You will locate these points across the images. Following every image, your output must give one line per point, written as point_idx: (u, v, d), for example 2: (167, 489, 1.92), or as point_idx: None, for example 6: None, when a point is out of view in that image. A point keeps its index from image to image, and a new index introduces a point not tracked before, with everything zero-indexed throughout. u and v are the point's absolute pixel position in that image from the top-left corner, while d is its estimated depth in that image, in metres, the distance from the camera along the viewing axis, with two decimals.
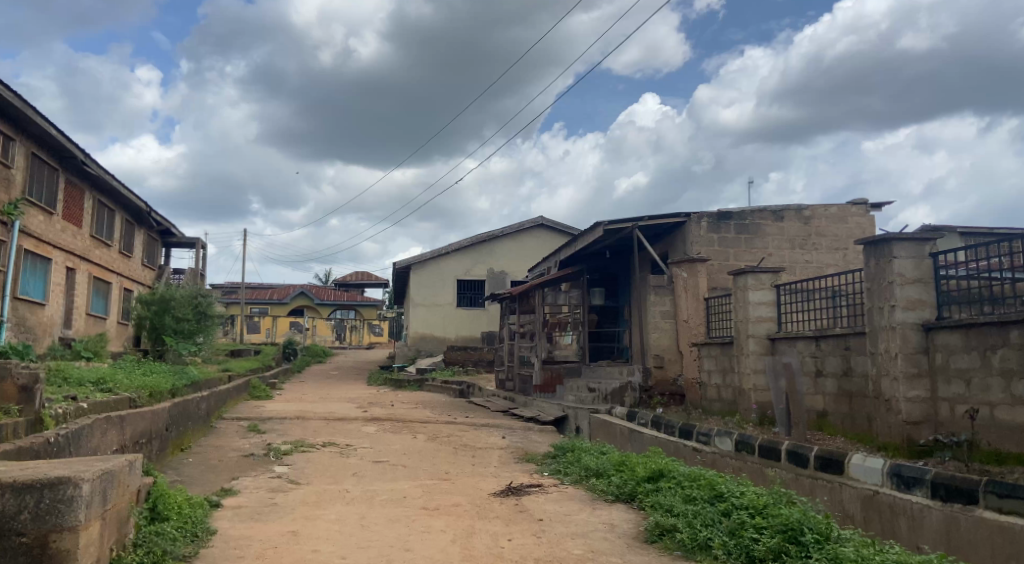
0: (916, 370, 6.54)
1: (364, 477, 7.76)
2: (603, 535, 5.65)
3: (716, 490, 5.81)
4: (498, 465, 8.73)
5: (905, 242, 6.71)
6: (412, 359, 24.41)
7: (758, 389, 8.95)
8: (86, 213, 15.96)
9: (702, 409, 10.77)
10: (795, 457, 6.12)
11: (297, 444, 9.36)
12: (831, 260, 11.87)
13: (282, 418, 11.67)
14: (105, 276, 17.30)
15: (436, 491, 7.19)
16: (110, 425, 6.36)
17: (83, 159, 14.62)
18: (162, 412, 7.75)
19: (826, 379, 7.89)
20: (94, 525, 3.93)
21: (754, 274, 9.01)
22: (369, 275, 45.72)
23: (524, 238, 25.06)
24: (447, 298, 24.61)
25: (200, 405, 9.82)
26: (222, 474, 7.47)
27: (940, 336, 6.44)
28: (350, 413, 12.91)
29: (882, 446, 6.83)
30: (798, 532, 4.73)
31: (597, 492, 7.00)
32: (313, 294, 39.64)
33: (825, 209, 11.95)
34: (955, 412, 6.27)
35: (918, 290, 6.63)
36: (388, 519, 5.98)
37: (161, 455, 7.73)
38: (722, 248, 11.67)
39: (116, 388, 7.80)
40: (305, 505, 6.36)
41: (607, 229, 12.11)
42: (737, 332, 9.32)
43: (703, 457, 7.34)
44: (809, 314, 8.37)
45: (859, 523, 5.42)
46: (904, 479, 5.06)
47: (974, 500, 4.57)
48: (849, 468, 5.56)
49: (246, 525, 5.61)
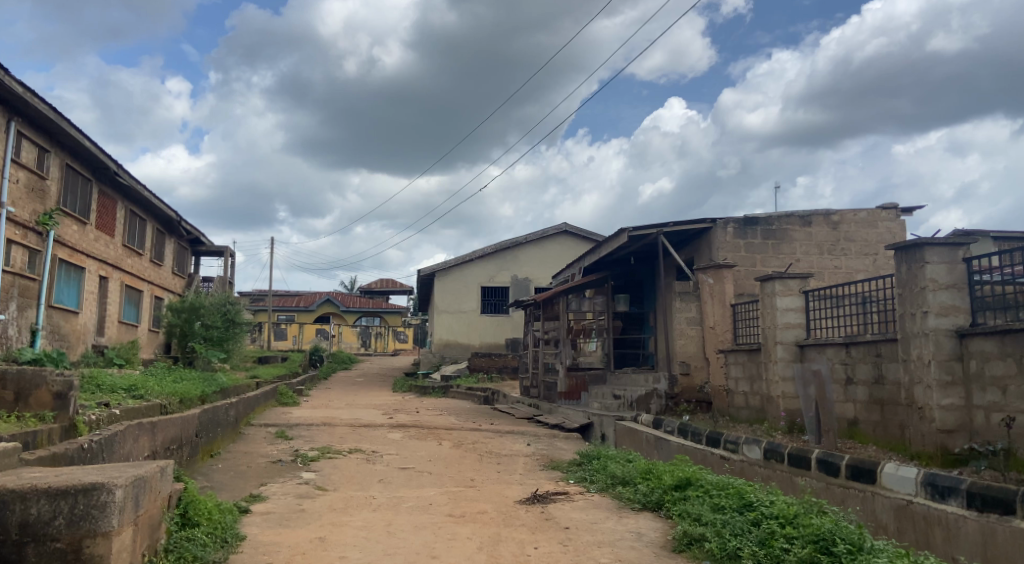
0: (950, 378, 6.42)
1: (390, 484, 7.78)
2: (631, 543, 5.61)
3: (745, 499, 5.75)
4: (523, 473, 8.71)
5: (938, 247, 6.60)
6: (436, 365, 24.41)
7: (786, 397, 8.84)
8: (118, 222, 16.24)
9: (729, 416, 10.62)
10: (826, 466, 6.02)
11: (325, 451, 9.41)
12: (860, 265, 11.72)
13: (308, 424, 11.74)
14: (136, 284, 17.58)
15: (462, 498, 7.20)
16: (142, 431, 6.44)
17: (116, 170, 14.93)
18: (192, 418, 7.85)
19: (857, 386, 7.77)
20: (127, 530, 3.98)
21: (782, 280, 8.90)
22: (394, 283, 46.11)
23: (548, 245, 25.07)
24: (471, 305, 24.67)
25: (229, 412, 9.91)
26: (250, 480, 7.54)
27: (974, 342, 6.32)
28: (375, 420, 12.99)
29: (915, 455, 6.70)
30: (829, 543, 4.65)
31: (624, 500, 6.96)
32: (339, 302, 40.03)
33: (855, 214, 11.80)
34: (990, 420, 6.14)
35: (951, 296, 6.52)
36: (415, 526, 5.99)
37: (192, 461, 7.81)
38: (748, 253, 11.57)
39: (148, 395, 7.92)
40: (331, 511, 6.39)
41: (632, 235, 12.02)
42: (764, 338, 9.20)
43: (732, 465, 7.27)
44: (839, 320, 8.25)
45: (893, 533, 5.32)
46: (938, 488, 4.97)
47: (1012, 511, 4.46)
48: (882, 477, 5.45)
49: (275, 531, 5.65)
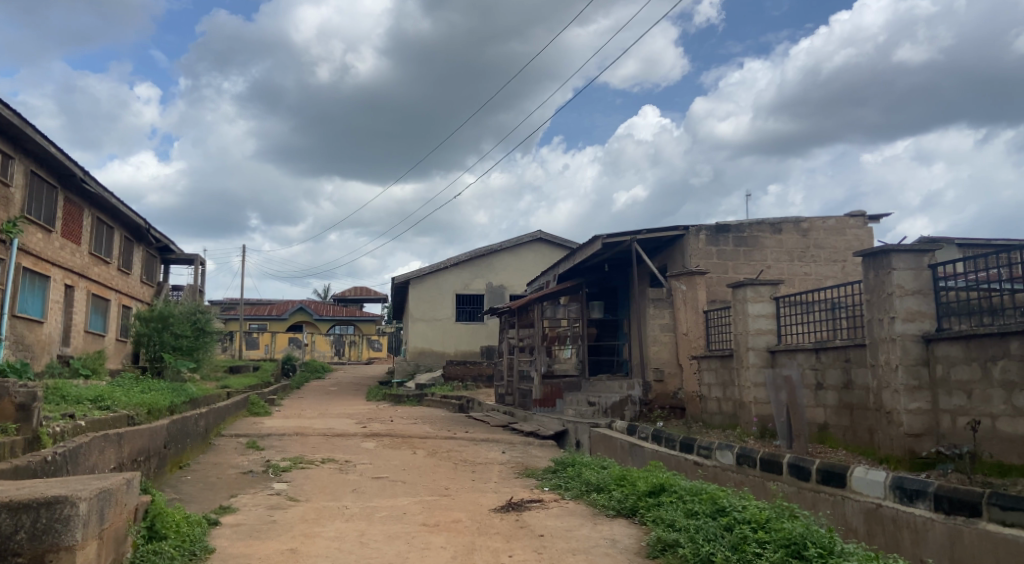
0: (917, 383, 6.53)
1: (364, 493, 7.72)
2: (606, 550, 5.62)
3: (718, 504, 5.78)
4: (498, 481, 8.67)
5: (903, 254, 6.71)
6: (411, 373, 24.23)
7: (758, 402, 8.90)
8: (85, 230, 15.98)
9: (702, 422, 10.69)
10: (797, 470, 6.08)
11: (297, 461, 9.32)
12: (830, 272, 11.91)
13: (281, 434, 11.61)
14: (103, 293, 17.29)
15: (436, 507, 7.14)
16: (108, 443, 6.32)
17: (82, 177, 14.66)
18: (161, 429, 7.72)
19: (827, 391, 7.86)
20: (91, 544, 3.90)
21: (753, 286, 9.01)
22: (368, 291, 45.95)
23: (522, 253, 25.11)
24: (446, 312, 24.60)
25: (199, 422, 9.76)
26: (221, 492, 7.43)
27: (940, 347, 6.43)
28: (349, 430, 12.85)
29: (884, 459, 6.81)
30: (801, 547, 4.68)
31: (598, 507, 6.97)
32: (311, 310, 39.84)
33: (823, 222, 11.98)
34: (957, 423, 6.25)
35: (917, 302, 6.63)
36: (388, 536, 5.95)
37: (160, 472, 7.67)
38: (721, 260, 11.70)
39: (116, 406, 7.78)
40: (303, 522, 6.32)
41: (606, 242, 12.06)
42: (736, 344, 9.29)
43: (705, 471, 7.31)
44: (808, 325, 8.37)
45: (863, 537, 5.38)
46: (907, 492, 5.03)
47: (978, 513, 4.54)
48: (852, 481, 5.53)
49: (245, 543, 5.55)
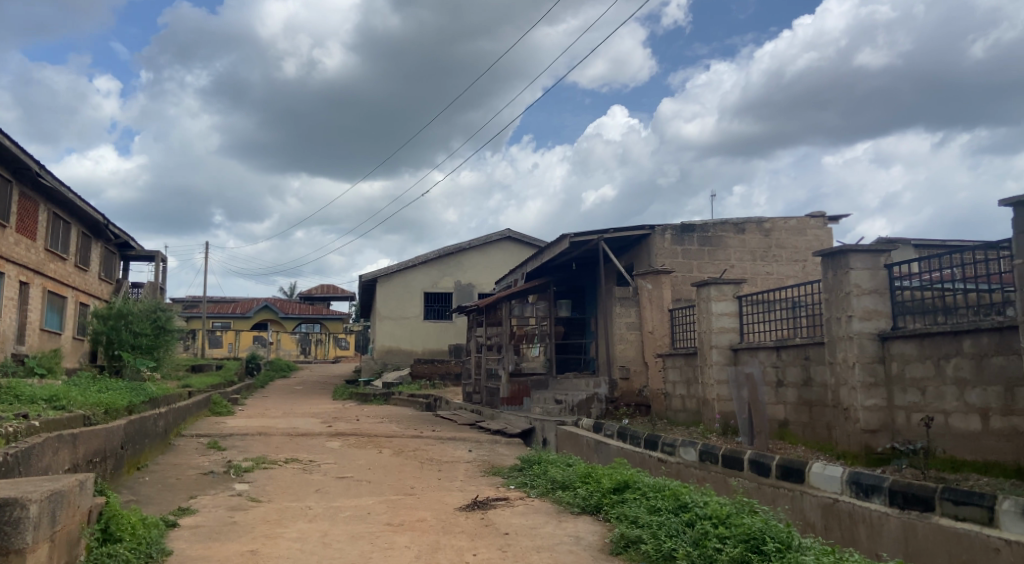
0: (873, 380, 6.67)
1: (328, 493, 7.66)
2: (569, 547, 5.65)
3: (681, 500, 5.85)
4: (464, 479, 8.67)
5: (861, 254, 6.85)
6: (378, 372, 24.10)
7: (721, 399, 9.02)
8: (41, 225, 15.55)
9: (667, 419, 10.80)
10: (757, 467, 6.18)
11: (259, 461, 9.21)
12: (791, 271, 12.13)
13: (244, 434, 11.46)
14: (60, 290, 16.86)
15: (400, 506, 7.11)
16: (62, 443, 6.16)
17: (38, 171, 14.25)
18: (118, 429, 7.55)
19: (787, 389, 7.99)
20: (42, 547, 3.80)
21: (717, 286, 9.11)
22: (335, 289, 45.59)
23: (491, 251, 25.08)
24: (414, 311, 24.48)
25: (158, 422, 9.58)
26: (180, 493, 7.30)
27: (895, 345, 6.58)
28: (314, 429, 12.72)
29: (841, 455, 6.95)
30: (760, 542, 4.74)
31: (563, 504, 7.00)
32: (277, 308, 39.36)
33: (785, 222, 12.19)
34: (911, 420, 6.40)
35: (874, 301, 6.78)
36: (352, 536, 5.90)
37: (116, 474, 7.51)
38: (686, 259, 11.82)
39: (71, 406, 7.58)
40: (265, 523, 6.24)
41: (573, 241, 12.11)
42: (700, 343, 9.40)
43: (669, 468, 7.39)
44: (770, 324, 8.50)
45: (820, 531, 5.48)
46: (863, 487, 5.14)
47: (931, 507, 4.66)
48: (810, 477, 5.63)
49: (204, 545, 5.47)
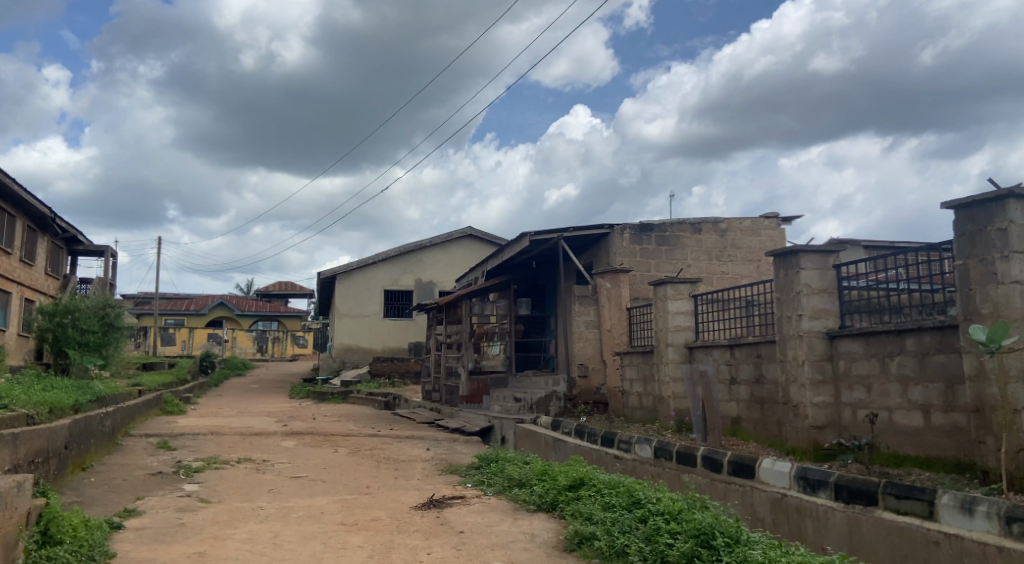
0: (821, 377, 6.83)
1: (281, 493, 7.55)
2: (524, 545, 5.66)
3: (634, 496, 5.90)
4: (421, 478, 8.63)
5: (811, 254, 6.99)
6: (336, 370, 23.85)
7: (676, 397, 9.14)
8: None
9: (624, 416, 10.90)
10: (710, 463, 6.27)
11: (211, 461, 9.03)
12: (745, 271, 12.34)
13: (195, 434, 11.22)
14: (3, 286, 16.28)
15: (355, 506, 7.04)
16: (2, 444, 5.95)
17: None
18: (62, 429, 7.32)
19: (740, 386, 8.13)
20: None
21: (673, 285, 9.22)
22: (293, 286, 44.98)
23: (451, 249, 25.00)
24: (373, 309, 24.27)
25: (105, 421, 9.32)
26: (127, 494, 7.12)
27: (843, 343, 6.74)
28: (268, 428, 12.52)
29: (791, 450, 7.10)
30: (709, 536, 4.80)
31: (519, 502, 7.01)
32: (233, 305, 38.67)
33: (740, 222, 12.40)
34: (857, 416, 6.57)
35: (823, 300, 6.94)
36: (304, 536, 5.82)
37: (60, 475, 7.29)
38: (644, 258, 11.93)
39: (13, 405, 7.32)
40: (215, 524, 6.12)
41: (533, 239, 12.14)
42: (657, 341, 9.51)
43: (624, 464, 7.47)
44: (724, 323, 8.64)
45: (769, 525, 5.60)
46: (810, 482, 5.26)
47: (874, 501, 4.78)
48: (760, 472, 5.74)
49: (150, 547, 5.34)
